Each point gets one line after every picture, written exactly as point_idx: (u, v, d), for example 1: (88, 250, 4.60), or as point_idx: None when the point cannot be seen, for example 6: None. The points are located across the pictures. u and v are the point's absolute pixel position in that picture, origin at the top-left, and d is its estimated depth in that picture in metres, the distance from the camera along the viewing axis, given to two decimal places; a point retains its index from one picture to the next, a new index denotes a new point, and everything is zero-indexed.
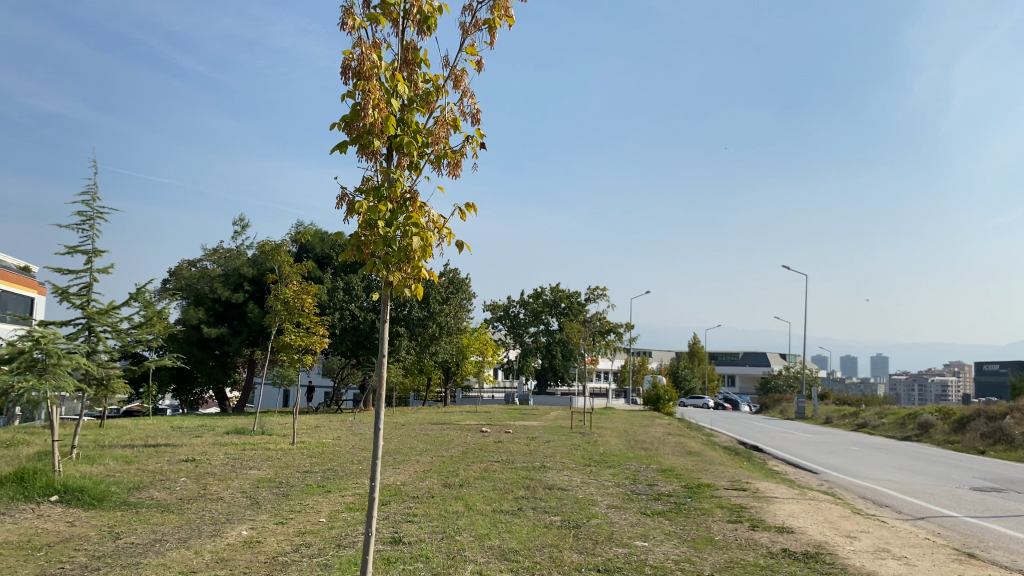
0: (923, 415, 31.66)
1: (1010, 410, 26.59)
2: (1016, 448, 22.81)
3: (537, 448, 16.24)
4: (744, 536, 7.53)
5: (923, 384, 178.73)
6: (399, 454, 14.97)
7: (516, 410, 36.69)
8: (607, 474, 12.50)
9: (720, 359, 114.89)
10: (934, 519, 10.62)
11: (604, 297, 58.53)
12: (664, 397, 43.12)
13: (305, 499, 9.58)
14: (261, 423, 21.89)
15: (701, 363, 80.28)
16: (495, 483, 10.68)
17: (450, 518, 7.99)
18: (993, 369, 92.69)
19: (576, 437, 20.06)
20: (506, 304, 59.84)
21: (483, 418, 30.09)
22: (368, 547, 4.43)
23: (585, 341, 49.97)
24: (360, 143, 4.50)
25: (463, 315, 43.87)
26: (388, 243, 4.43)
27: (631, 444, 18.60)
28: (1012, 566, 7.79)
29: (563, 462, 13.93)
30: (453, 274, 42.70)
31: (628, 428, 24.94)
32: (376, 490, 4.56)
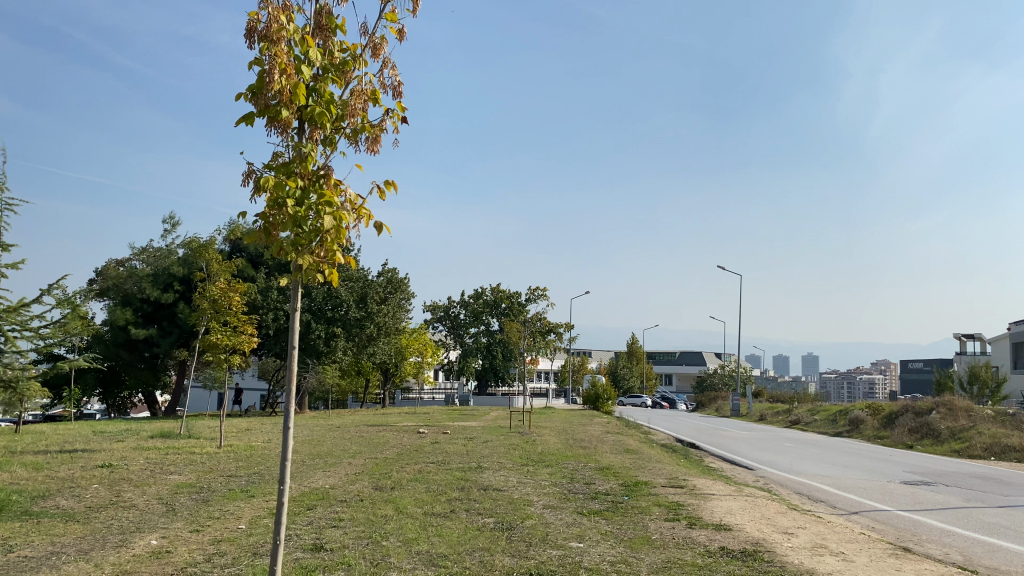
0: (854, 411, 32.38)
1: (936, 406, 27.35)
2: (942, 442, 23.42)
3: (473, 449, 15.92)
4: (681, 535, 7.34)
5: (852, 382, 184.19)
6: (329, 457, 14.48)
7: (455, 411, 36.28)
8: (544, 473, 12.27)
9: (658, 358, 116.36)
10: (867, 513, 10.68)
11: (545, 298, 58.52)
12: (603, 395, 43.30)
13: (226, 504, 9.08)
14: (188, 426, 21.03)
15: (640, 363, 81.00)
16: (428, 485, 10.34)
17: (378, 522, 7.62)
18: (918, 367, 95.97)
19: (514, 437, 19.81)
20: (447, 305, 59.33)
21: (420, 420, 29.60)
22: (277, 554, 4.05)
23: (525, 341, 49.83)
24: (267, 114, 4.20)
25: (402, 316, 43.29)
26: (298, 224, 4.14)
27: (569, 443, 18.45)
28: (946, 559, 7.77)
29: (500, 462, 13.65)
30: (392, 274, 42.05)
31: (567, 427, 24.83)
32: (286, 489, 4.22)
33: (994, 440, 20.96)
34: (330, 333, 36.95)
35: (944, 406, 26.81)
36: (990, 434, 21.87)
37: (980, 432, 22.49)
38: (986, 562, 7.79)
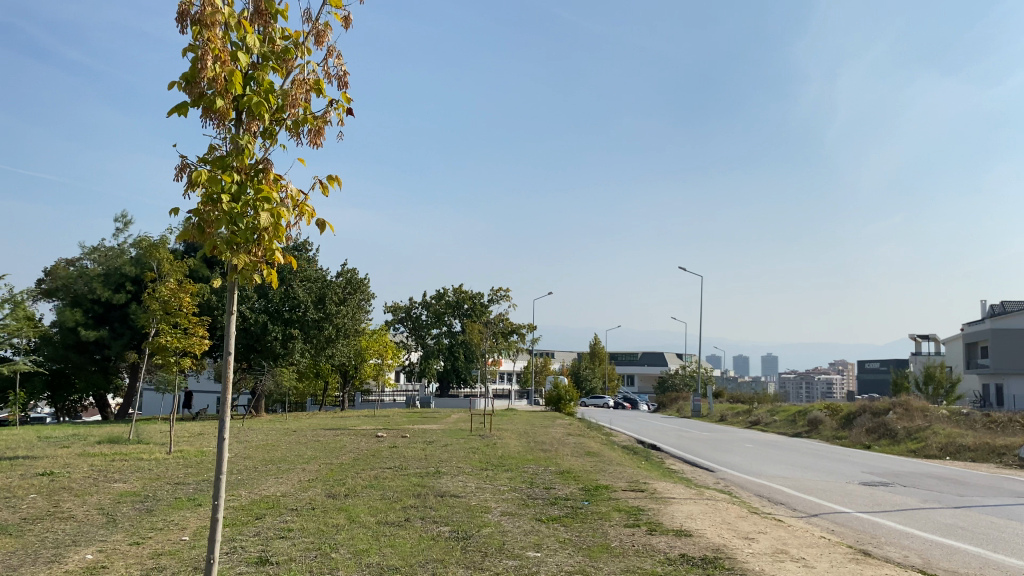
0: (812, 412, 32.70)
1: (892, 406, 27.73)
2: (898, 442, 23.71)
3: (432, 453, 15.65)
4: (641, 542, 7.17)
5: (809, 382, 187.23)
6: (283, 463, 14.10)
7: (416, 414, 35.94)
8: (503, 478, 12.06)
9: (620, 359, 117.03)
10: (827, 515, 10.66)
11: (507, 299, 58.31)
12: (565, 396, 43.25)
13: (171, 514, 8.71)
14: (138, 431, 20.42)
15: (602, 364, 81.24)
16: (383, 492, 10.05)
17: (328, 532, 7.35)
18: (874, 368, 97.78)
19: (474, 440, 19.57)
20: (408, 305, 58.84)
21: (380, 423, 29.22)
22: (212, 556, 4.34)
23: (487, 342, 49.59)
24: (202, 103, 3.91)
25: (362, 317, 42.81)
26: (234, 222, 3.87)
27: (529, 445, 18.27)
28: (905, 563, 7.72)
29: (459, 466, 13.41)
30: (351, 274, 41.64)
31: (528, 430, 24.67)
32: (222, 496, 4.45)
33: (949, 440, 21.26)
34: (288, 335, 36.35)
35: (900, 407, 27.19)
36: (945, 434, 22.19)
37: (935, 432, 22.81)
38: (945, 565, 7.75)
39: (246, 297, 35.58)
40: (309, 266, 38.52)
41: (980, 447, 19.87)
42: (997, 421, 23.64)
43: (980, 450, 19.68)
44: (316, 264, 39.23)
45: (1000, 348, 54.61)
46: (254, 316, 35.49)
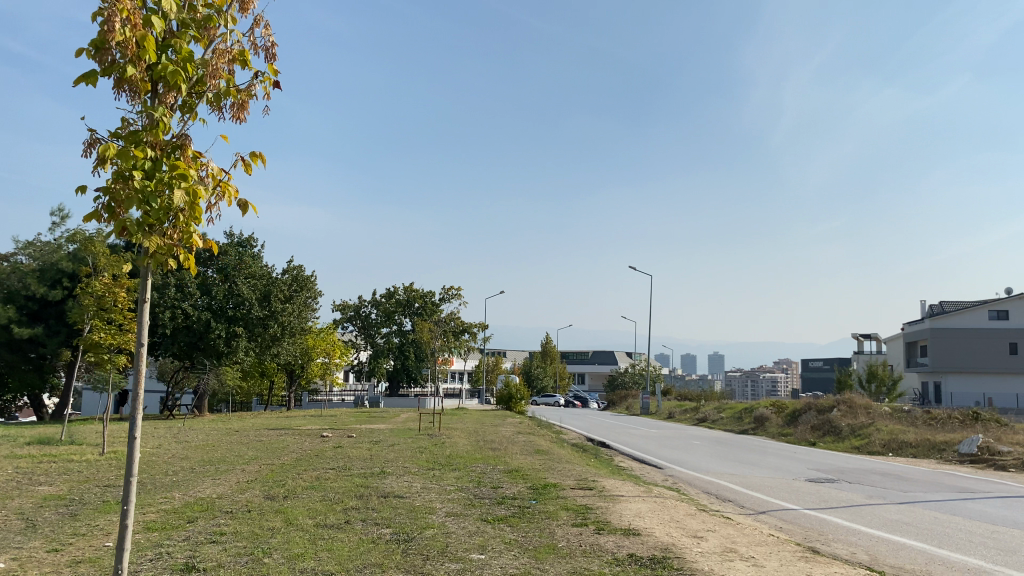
0: (759, 409, 33.09)
1: (837, 403, 28.19)
2: (843, 439, 24.07)
3: (378, 453, 15.31)
4: (589, 541, 6.98)
5: (756, 380, 190.66)
6: (222, 464, 13.61)
7: (365, 414, 35.43)
8: (450, 478, 11.79)
9: (571, 358, 117.45)
10: (775, 513, 10.64)
11: (458, 298, 57.89)
12: (516, 395, 43.14)
13: (96, 519, 8.25)
14: (71, 432, 19.61)
15: (554, 362, 81.33)
16: (324, 494, 9.71)
17: (262, 536, 7.01)
18: (818, 366, 99.93)
19: (422, 439, 19.25)
20: (357, 304, 58.04)
21: (326, 423, 28.67)
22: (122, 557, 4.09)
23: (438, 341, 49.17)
24: (110, 72, 3.59)
25: (309, 315, 42.07)
26: (147, 201, 3.55)
27: (478, 445, 18.02)
28: (853, 560, 7.68)
29: (405, 466, 13.11)
30: (297, 271, 40.97)
31: (478, 429, 24.38)
32: (132, 495, 4.16)
33: (891, 437, 21.64)
34: (232, 332, 35.50)
35: (845, 404, 27.64)
36: (887, 431, 22.58)
37: (878, 429, 23.20)
38: (892, 561, 7.73)
39: (188, 294, 34.66)
40: (254, 263, 37.76)
41: (922, 443, 20.25)
42: (937, 418, 24.16)
43: (921, 446, 20.05)
44: (261, 260, 38.43)
45: (938, 346, 56.03)
46: (196, 314, 34.50)
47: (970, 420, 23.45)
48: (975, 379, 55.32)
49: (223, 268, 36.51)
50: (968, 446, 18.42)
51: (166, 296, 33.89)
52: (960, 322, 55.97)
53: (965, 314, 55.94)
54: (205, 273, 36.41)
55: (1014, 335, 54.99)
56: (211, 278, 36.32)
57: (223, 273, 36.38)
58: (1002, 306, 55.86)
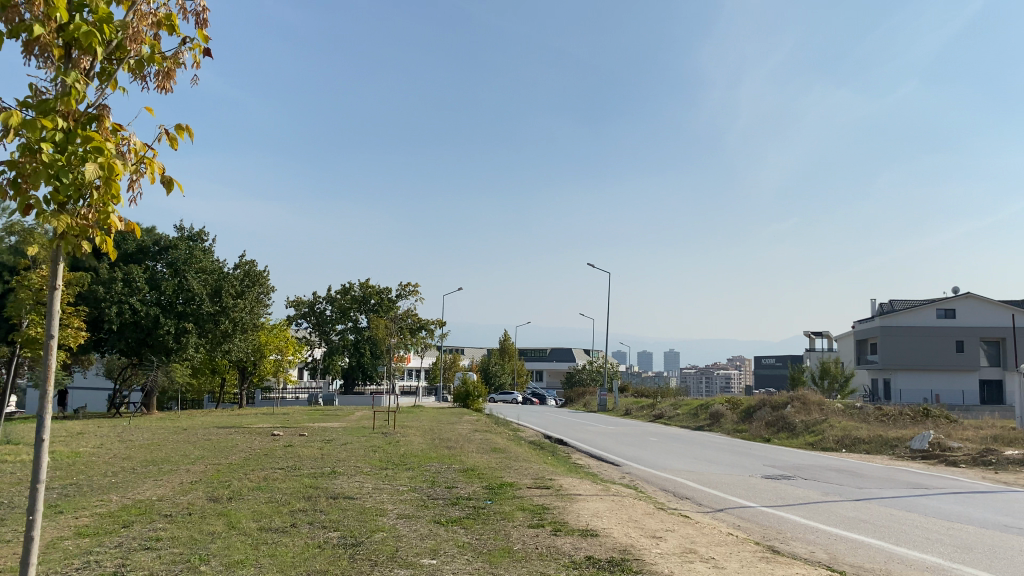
0: (714, 405, 33.29)
1: (790, 399, 28.46)
2: (797, 435, 24.27)
3: (329, 452, 14.91)
4: (545, 543, 6.73)
5: (710, 377, 193.26)
6: (166, 464, 13.09)
7: (318, 412, 34.87)
8: (403, 478, 11.46)
9: (529, 355, 117.55)
10: (732, 510, 10.55)
11: (415, 295, 57.36)
12: (473, 392, 42.89)
13: (22, 524, 7.76)
14: (7, 432, 18.77)
15: (512, 359, 81.21)
16: (271, 495, 9.32)
17: (201, 542, 6.61)
18: (770, 364, 101.42)
19: (375, 438, 18.84)
20: (312, 300, 57.19)
21: (278, 421, 28.06)
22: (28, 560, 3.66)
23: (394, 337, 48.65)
24: (16, 31, 3.28)
25: (262, 311, 41.22)
26: (55, 175, 3.24)
27: (434, 443, 17.70)
28: (812, 559, 7.57)
29: (357, 466, 12.75)
30: (249, 266, 40.10)
31: (433, 426, 24.05)
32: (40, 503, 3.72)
33: (844, 433, 21.85)
34: (182, 329, 34.63)
35: (798, 401, 27.90)
36: (840, 427, 22.81)
37: (831, 425, 23.42)
38: (851, 560, 7.63)
39: (136, 289, 33.54)
40: (204, 257, 36.88)
41: (874, 440, 20.46)
42: (888, 414, 24.51)
43: (874, 442, 20.25)
44: (212, 254, 37.55)
45: (888, 344, 57.08)
46: (145, 309, 33.53)
47: (920, 417, 23.81)
48: (923, 376, 56.49)
49: (172, 263, 35.55)
50: (919, 443, 18.65)
51: (112, 290, 32.85)
52: (908, 320, 57.07)
53: (914, 312, 57.07)
54: (154, 267, 35.48)
55: (960, 333, 56.30)
56: (160, 272, 35.36)
57: (173, 268, 35.46)
58: (949, 305, 57.13)
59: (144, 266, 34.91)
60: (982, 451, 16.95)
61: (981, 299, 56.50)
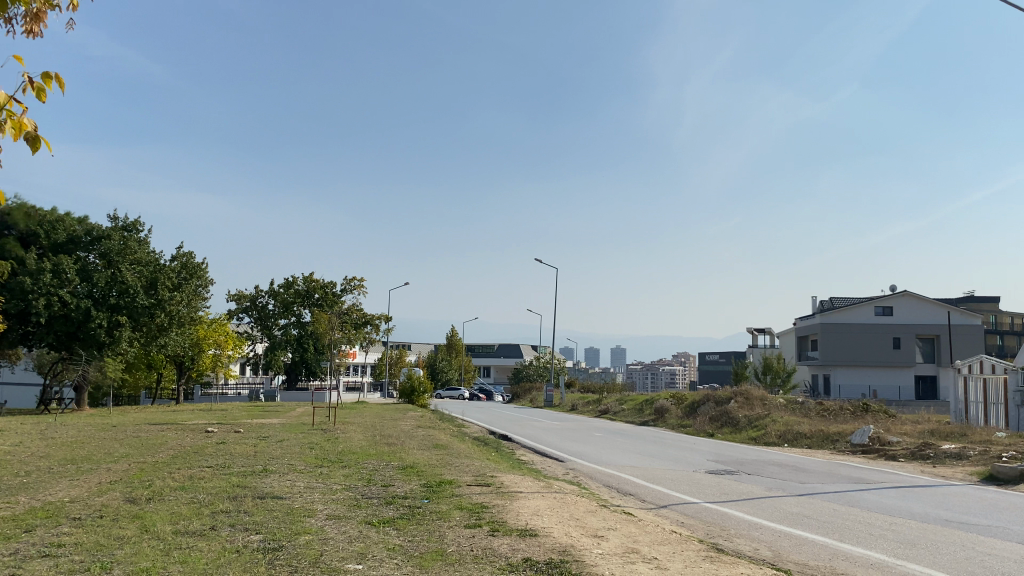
0: (659, 401, 33.39)
1: (734, 395, 28.64)
2: (740, 430, 24.38)
3: (263, 450, 14.33)
4: (481, 545, 6.39)
5: (656, 373, 195.60)
6: (86, 462, 12.38)
7: (258, 408, 33.93)
8: (338, 476, 10.99)
9: (476, 351, 117.21)
10: (676, 507, 10.36)
11: (360, 289, 56.52)
12: (418, 388, 42.35)
13: None
14: None
15: (459, 355, 80.74)
16: (193, 496, 8.78)
17: (108, 548, 6.09)
18: (714, 360, 102.99)
19: (314, 434, 18.27)
20: (253, 295, 55.87)
21: (213, 417, 27.12)
22: None
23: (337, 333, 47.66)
24: None
25: (199, 305, 39.99)
26: None
27: (374, 440, 17.21)
28: (756, 557, 7.39)
29: (291, 464, 12.23)
30: (186, 258, 38.84)
31: (376, 423, 23.51)
32: None
33: (786, 428, 21.98)
34: (114, 322, 33.36)
35: (742, 396, 28.05)
36: (782, 422, 22.98)
37: (774, 420, 23.57)
38: (795, 557, 7.47)
39: (66, 280, 32.25)
40: (139, 248, 35.60)
41: (815, 434, 20.62)
42: (829, 409, 24.81)
43: (816, 437, 20.40)
44: (147, 245, 36.27)
45: (829, 341, 58.18)
46: (76, 301, 32.28)
47: (860, 412, 24.14)
48: (861, 372, 57.80)
49: (105, 253, 34.18)
50: (859, 437, 18.82)
51: (40, 282, 31.44)
52: (849, 318, 58.27)
53: (853, 310, 58.30)
54: (86, 259, 34.09)
55: (897, 330, 57.79)
56: (92, 264, 34.01)
57: (105, 259, 34.13)
58: (887, 303, 58.50)
59: (75, 257, 33.52)
60: (920, 445, 17.15)
61: (918, 297, 58.06)
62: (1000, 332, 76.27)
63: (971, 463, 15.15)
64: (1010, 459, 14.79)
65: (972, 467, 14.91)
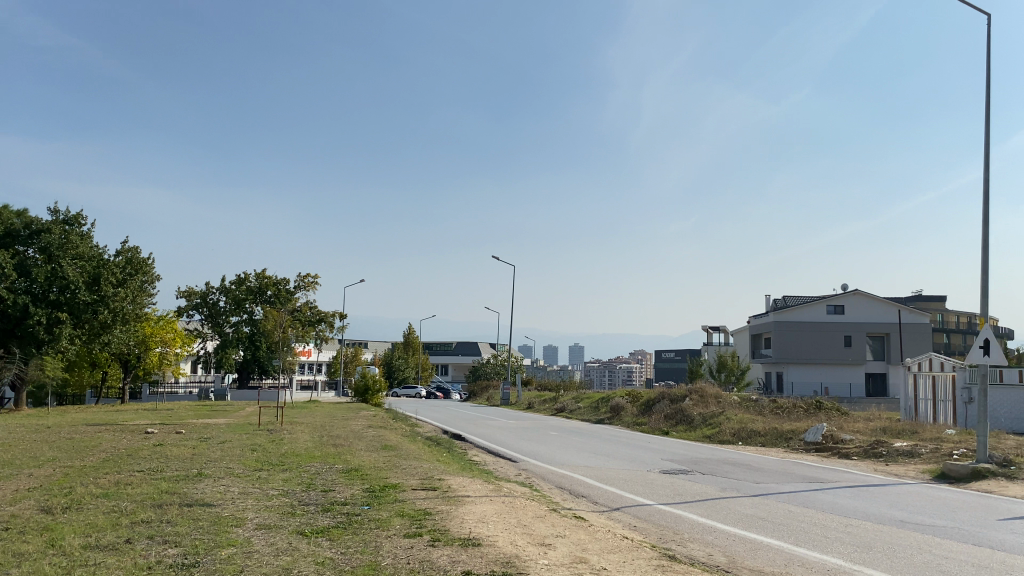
0: (615, 399, 33.22)
1: (689, 392, 28.56)
2: (695, 428, 24.28)
3: (202, 452, 13.70)
4: (420, 557, 5.95)
5: (613, 370, 196.94)
6: (9, 468, 11.66)
7: (206, 407, 32.99)
8: (277, 481, 10.46)
9: (434, 350, 116.67)
10: (628, 509, 10.07)
11: (314, 287, 55.54)
12: (372, 387, 41.66)
13: None
14: None
15: (416, 353, 79.94)
16: (115, 504, 8.20)
17: (4, 566, 5.52)
18: (670, 357, 103.87)
19: (259, 436, 17.66)
20: (204, 291, 54.48)
21: (156, 417, 26.20)
22: None
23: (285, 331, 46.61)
24: None
25: (145, 301, 38.68)
26: None
27: (320, 441, 16.64)
28: (711, 563, 7.08)
29: (228, 467, 11.64)
30: (132, 253, 37.59)
31: (326, 423, 22.92)
32: None
33: (741, 426, 21.89)
34: (54, 318, 32.16)
35: (696, 393, 28.01)
36: (737, 420, 22.91)
37: (729, 418, 23.54)
38: (749, 563, 7.20)
39: (3, 275, 30.97)
40: (82, 242, 34.33)
41: (770, 432, 20.55)
42: (782, 407, 24.84)
43: (769, 435, 20.33)
44: (90, 239, 34.99)
45: (782, 339, 58.70)
46: (12, 297, 31.04)
47: (813, 409, 24.22)
48: (813, 369, 58.42)
49: (45, 247, 32.89)
50: (813, 435, 18.77)
51: None
52: (801, 316, 58.90)
53: (806, 308, 58.93)
54: (24, 253, 32.77)
55: (848, 328, 58.68)
56: (31, 258, 32.72)
57: (45, 253, 32.87)
58: (839, 302, 59.23)
59: (12, 251, 32.16)
60: (872, 442, 17.16)
61: (868, 296, 59.00)
62: (946, 330, 78.09)
63: (923, 461, 15.14)
64: (961, 456, 14.81)
65: (924, 464, 14.89)
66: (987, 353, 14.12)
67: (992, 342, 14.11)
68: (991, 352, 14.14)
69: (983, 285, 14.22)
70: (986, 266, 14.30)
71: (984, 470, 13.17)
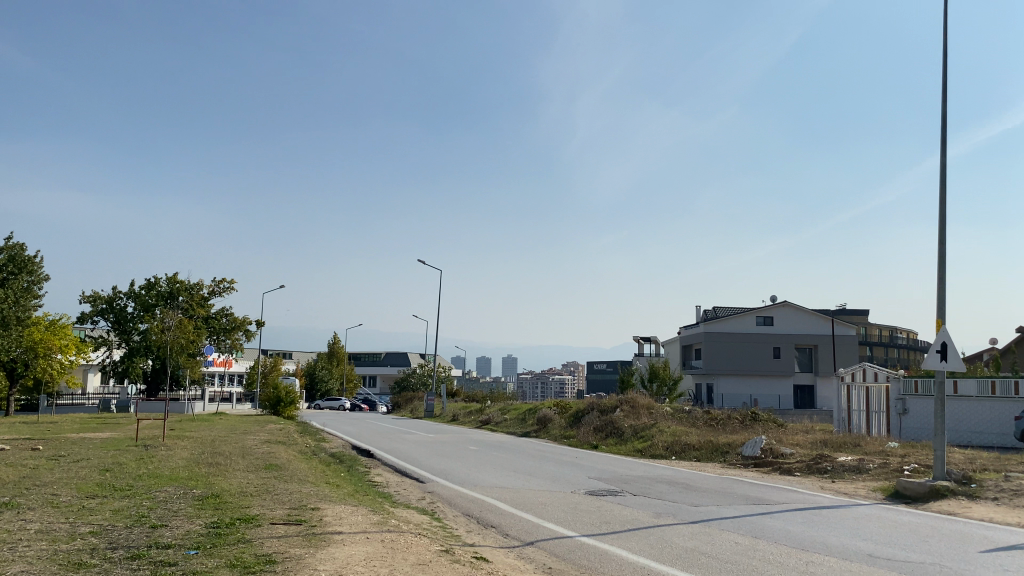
0: (543, 411, 31.41)
1: (618, 403, 27.06)
2: (625, 441, 22.72)
3: (36, 474, 11.29)
4: None
5: (545, 381, 197.12)
6: None
7: (98, 421, 29.86)
8: (104, 512, 8.25)
9: (362, 360, 113.76)
10: (544, 543, 8.27)
11: (229, 292, 52.41)
12: (285, 399, 38.86)
13: None
14: None
15: (341, 364, 76.35)
16: None
17: None
18: (602, 369, 103.16)
19: (128, 452, 15.23)
20: (110, 296, 51.09)
21: (26, 431, 23.22)
22: None
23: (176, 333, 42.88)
24: None
25: (32, 305, 35.41)
26: None
27: (195, 460, 14.29)
28: None
29: (52, 494, 9.34)
30: (15, 250, 34.42)
31: (218, 438, 20.46)
32: None
33: (674, 438, 20.37)
34: None
35: (627, 404, 26.52)
36: (669, 432, 21.39)
37: (660, 430, 22.06)
38: None
39: None
40: None
41: (704, 446, 19.03)
42: (717, 418, 23.47)
43: (704, 448, 18.82)
44: None
45: (711, 349, 58.06)
46: None
47: (748, 421, 22.94)
48: (740, 381, 58.10)
49: None
50: (751, 449, 17.35)
51: None
52: (730, 327, 58.45)
53: (734, 320, 58.51)
54: None
55: (777, 340, 58.45)
56: None
57: None
58: (767, 313, 59.05)
59: None
60: (815, 457, 15.77)
61: (796, 308, 59.07)
62: (870, 343, 79.07)
63: (872, 477, 13.77)
64: (913, 472, 13.47)
65: (873, 482, 13.49)
66: (945, 359, 12.80)
67: (949, 347, 12.83)
68: (948, 358, 12.82)
69: (939, 286, 12.95)
70: (942, 264, 13.06)
71: (943, 488, 11.82)
